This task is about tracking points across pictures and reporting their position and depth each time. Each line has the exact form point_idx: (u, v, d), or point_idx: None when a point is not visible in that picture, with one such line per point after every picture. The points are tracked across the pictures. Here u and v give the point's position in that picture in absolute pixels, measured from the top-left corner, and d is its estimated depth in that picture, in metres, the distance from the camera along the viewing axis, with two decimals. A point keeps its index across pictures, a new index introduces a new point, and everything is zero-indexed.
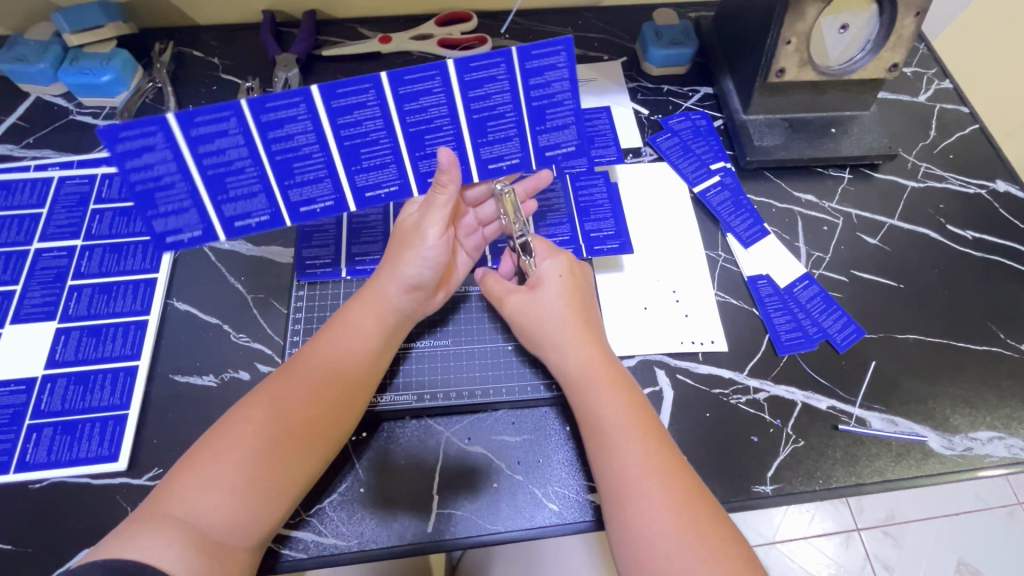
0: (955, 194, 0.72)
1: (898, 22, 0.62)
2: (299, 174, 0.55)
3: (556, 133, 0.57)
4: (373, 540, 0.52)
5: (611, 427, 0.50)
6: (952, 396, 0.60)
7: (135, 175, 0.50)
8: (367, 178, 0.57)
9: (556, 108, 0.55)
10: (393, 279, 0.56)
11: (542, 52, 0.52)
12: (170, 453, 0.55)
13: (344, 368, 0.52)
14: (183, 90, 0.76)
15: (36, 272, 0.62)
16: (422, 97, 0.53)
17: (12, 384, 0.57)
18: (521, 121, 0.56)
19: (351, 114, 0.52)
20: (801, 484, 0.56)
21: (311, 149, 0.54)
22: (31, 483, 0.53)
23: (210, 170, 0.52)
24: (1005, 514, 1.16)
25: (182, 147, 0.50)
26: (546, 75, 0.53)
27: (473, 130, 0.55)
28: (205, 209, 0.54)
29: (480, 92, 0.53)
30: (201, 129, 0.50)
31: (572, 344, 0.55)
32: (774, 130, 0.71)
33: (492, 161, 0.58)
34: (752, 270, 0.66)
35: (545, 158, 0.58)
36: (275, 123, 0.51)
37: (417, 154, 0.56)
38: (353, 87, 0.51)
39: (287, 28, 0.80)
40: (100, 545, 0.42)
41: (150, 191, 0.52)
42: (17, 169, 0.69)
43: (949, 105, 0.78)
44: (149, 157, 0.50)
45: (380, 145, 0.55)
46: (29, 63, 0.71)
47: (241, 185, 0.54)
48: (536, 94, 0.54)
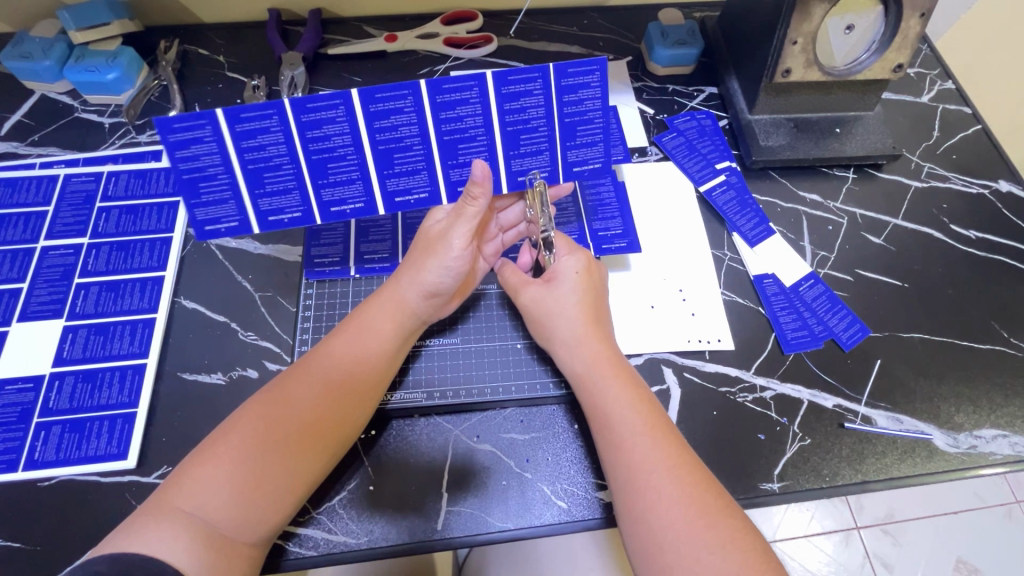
0: (958, 195, 0.72)
1: (904, 23, 0.62)
2: (333, 175, 0.55)
3: (585, 150, 0.58)
4: (383, 537, 0.53)
5: (619, 422, 0.50)
6: (956, 394, 0.61)
7: (182, 164, 0.51)
8: (399, 183, 0.57)
9: (586, 125, 0.57)
10: (414, 285, 0.56)
11: (577, 71, 0.54)
12: (178, 450, 0.55)
13: (361, 369, 0.52)
14: (189, 88, 0.76)
15: (43, 270, 0.62)
16: (459, 106, 0.54)
17: (19, 382, 0.57)
18: (553, 137, 0.57)
19: (388, 119, 0.53)
20: (807, 482, 0.56)
21: (346, 150, 0.54)
22: (39, 481, 0.53)
23: (250, 165, 0.53)
24: (1003, 512, 1.17)
25: (225, 140, 0.51)
26: (580, 93, 0.55)
27: (506, 142, 0.56)
28: (243, 203, 0.54)
29: (515, 105, 0.55)
30: (245, 125, 0.51)
31: (581, 341, 0.55)
32: (779, 129, 0.72)
33: (521, 174, 0.59)
34: (758, 269, 0.66)
35: (572, 173, 0.60)
36: (314, 123, 0.52)
37: (451, 162, 0.57)
38: (393, 92, 0.52)
39: (292, 27, 0.80)
40: (106, 540, 0.42)
41: (194, 180, 0.52)
42: (22, 167, 0.68)
43: (952, 105, 0.78)
44: (196, 148, 0.50)
45: (413, 151, 0.55)
46: (34, 60, 0.71)
47: (278, 181, 0.54)
48: (569, 110, 0.56)
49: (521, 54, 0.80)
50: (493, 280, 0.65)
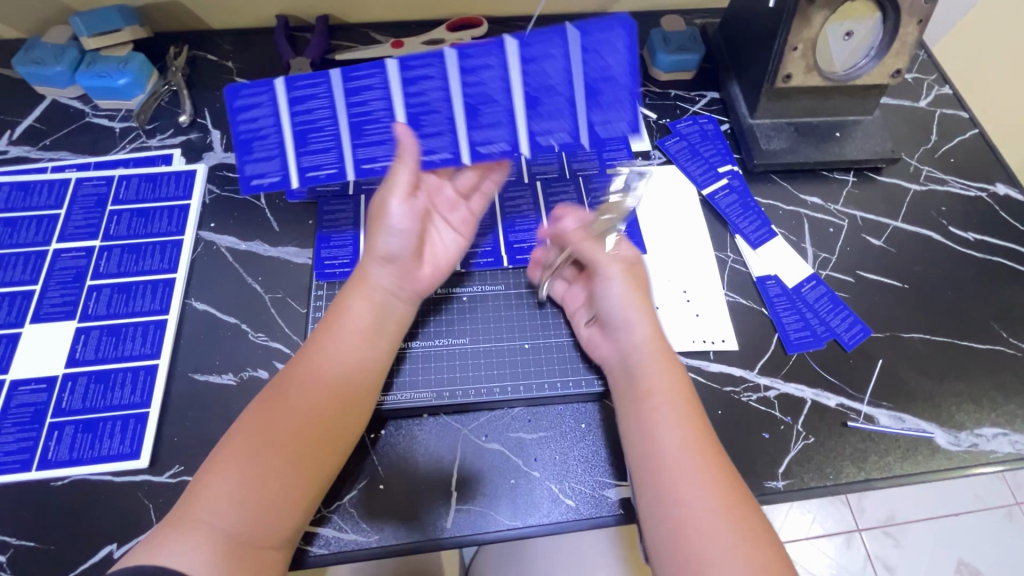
0: (957, 197, 0.73)
1: (902, 29, 0.64)
2: (314, 143, 0.59)
3: (550, 122, 0.60)
4: (394, 536, 0.53)
5: (659, 404, 0.51)
6: (957, 392, 0.62)
7: (242, 126, 0.58)
8: (366, 152, 0.60)
9: (551, 96, 0.58)
10: (372, 256, 0.56)
11: (597, 32, 0.56)
12: (190, 450, 0.56)
13: (353, 363, 0.52)
14: (198, 93, 0.77)
15: (55, 273, 0.63)
16: (481, 69, 0.57)
17: (33, 382, 0.57)
18: (574, 99, 0.59)
19: (359, 95, 0.57)
20: (812, 480, 0.57)
21: (325, 121, 0.59)
22: (53, 481, 0.54)
23: (298, 126, 0.59)
24: (1003, 514, 1.17)
25: (281, 104, 0.58)
26: (604, 55, 0.57)
27: (527, 105, 0.59)
28: (288, 160, 0.60)
29: (474, 78, 0.57)
30: (296, 91, 0.57)
31: (640, 326, 0.55)
32: (780, 133, 0.73)
33: (541, 135, 0.60)
34: (761, 271, 0.67)
35: (537, 144, 0.60)
36: (300, 99, 0.58)
37: (473, 124, 0.59)
38: (365, 71, 0.57)
39: (300, 33, 0.81)
40: (132, 550, 0.43)
41: (249, 140, 0.59)
42: (34, 171, 0.69)
43: (950, 110, 0.80)
44: (255, 111, 0.58)
45: (383, 124, 0.59)
46: (46, 66, 0.72)
47: (320, 141, 0.59)
48: (593, 71, 0.57)
49: None
50: (500, 282, 0.66)
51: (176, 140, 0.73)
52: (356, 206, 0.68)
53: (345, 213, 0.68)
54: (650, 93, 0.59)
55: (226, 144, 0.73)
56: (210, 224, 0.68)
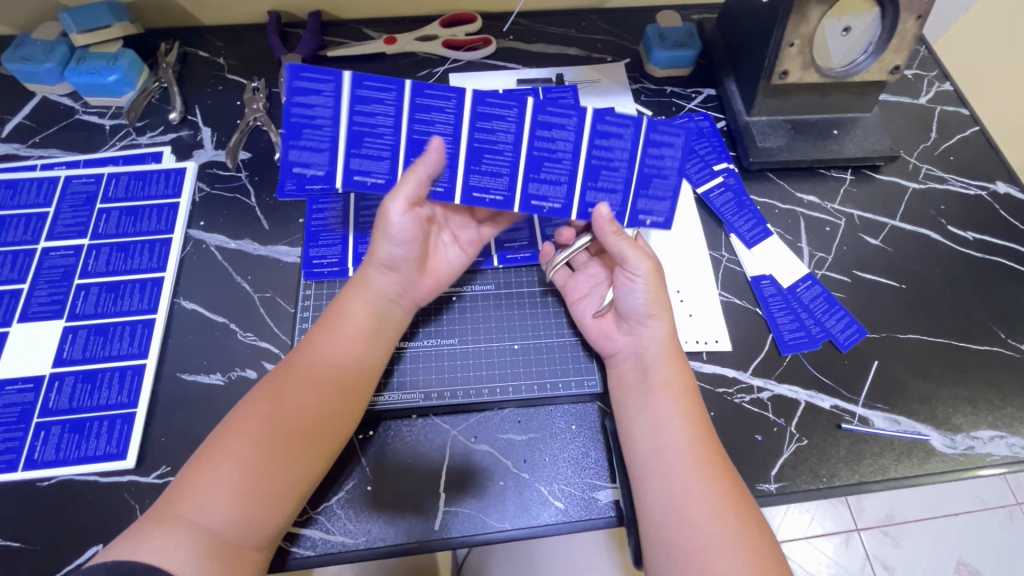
0: (956, 196, 0.72)
1: (901, 24, 0.62)
2: (368, 148, 0.55)
3: (546, 186, 0.58)
4: (381, 538, 0.53)
5: (660, 407, 0.52)
6: (953, 394, 0.61)
7: (295, 110, 0.54)
8: (361, 164, 0.56)
9: (552, 163, 0.57)
10: (374, 261, 0.56)
11: (614, 120, 0.57)
12: (177, 451, 0.56)
13: (343, 363, 0.52)
14: (189, 90, 0.76)
15: (43, 271, 0.63)
16: (494, 119, 0.55)
17: (20, 382, 0.57)
18: (573, 172, 0.58)
19: (427, 113, 0.54)
20: (805, 483, 0.56)
21: (386, 130, 0.55)
22: (39, 481, 0.53)
23: (355, 127, 0.54)
24: (1004, 514, 1.16)
25: (343, 98, 0.54)
26: (612, 140, 0.57)
27: (529, 165, 0.57)
28: (336, 156, 0.55)
29: (487, 124, 0.55)
30: (302, 83, 0.53)
31: (658, 325, 0.56)
32: (777, 131, 0.72)
33: (534, 198, 0.58)
34: (756, 271, 0.66)
35: (529, 206, 0.58)
36: (366, 100, 0.54)
37: (473, 168, 0.57)
38: (440, 92, 0.54)
39: (293, 29, 0.80)
40: (111, 547, 0.42)
41: (299, 126, 0.54)
42: (24, 168, 0.69)
43: (950, 107, 0.78)
44: (314, 99, 0.53)
45: (442, 145, 0.56)
46: (36, 62, 0.71)
47: (314, 139, 0.55)
48: (598, 153, 0.57)
49: (520, 55, 0.80)
50: (490, 281, 0.65)
51: (166, 137, 0.73)
52: (346, 204, 0.67)
53: (335, 212, 0.67)
54: (648, 186, 0.60)
55: (217, 142, 0.72)
56: (199, 223, 0.67)
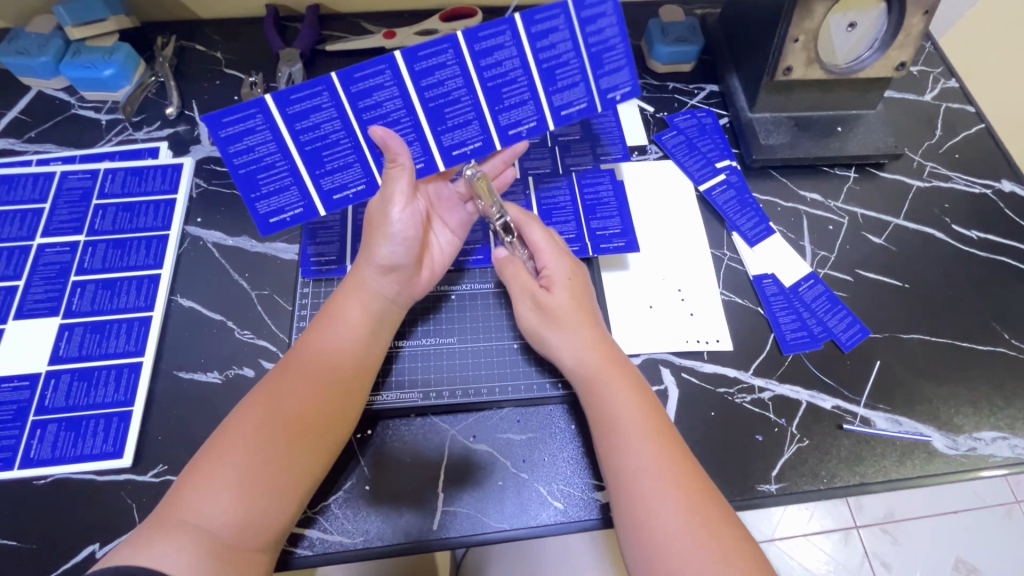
0: (961, 194, 0.71)
1: (907, 20, 0.62)
2: (330, 163, 0.57)
3: (516, 111, 0.59)
4: (379, 537, 0.53)
5: (626, 428, 0.50)
6: (955, 395, 0.60)
7: (238, 159, 0.54)
8: (333, 181, 0.58)
9: (510, 86, 0.57)
10: (370, 263, 0.55)
11: (543, 16, 0.54)
12: (174, 449, 0.55)
13: (337, 363, 0.52)
14: (186, 84, 0.75)
15: (39, 268, 0.62)
16: (437, 70, 0.55)
17: (15, 379, 0.57)
18: (531, 89, 0.58)
19: (370, 97, 0.55)
20: (806, 484, 0.56)
21: (337, 135, 0.56)
22: (35, 479, 0.53)
23: (306, 146, 0.55)
24: (1003, 512, 1.16)
25: (278, 124, 0.54)
26: (551, 37, 0.56)
27: (489, 99, 0.58)
28: (304, 185, 0.57)
29: (431, 79, 0.55)
30: (227, 129, 0.53)
31: (577, 336, 0.55)
32: (780, 128, 0.71)
33: (510, 127, 0.60)
34: (758, 270, 0.65)
35: (507, 137, 0.60)
36: (301, 114, 0.54)
37: (441, 128, 0.58)
38: (371, 70, 0.54)
39: (290, 23, 0.79)
40: (112, 553, 0.42)
41: (252, 173, 0.55)
42: (19, 164, 0.68)
43: (956, 104, 0.78)
44: (250, 139, 0.54)
45: (403, 122, 0.57)
46: (30, 56, 0.70)
47: (273, 180, 0.56)
48: (543, 56, 0.56)
49: None
50: (490, 279, 0.65)
51: (163, 133, 0.72)
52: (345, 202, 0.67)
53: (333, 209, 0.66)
54: (601, 65, 0.58)
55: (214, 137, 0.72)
56: (196, 219, 0.67)
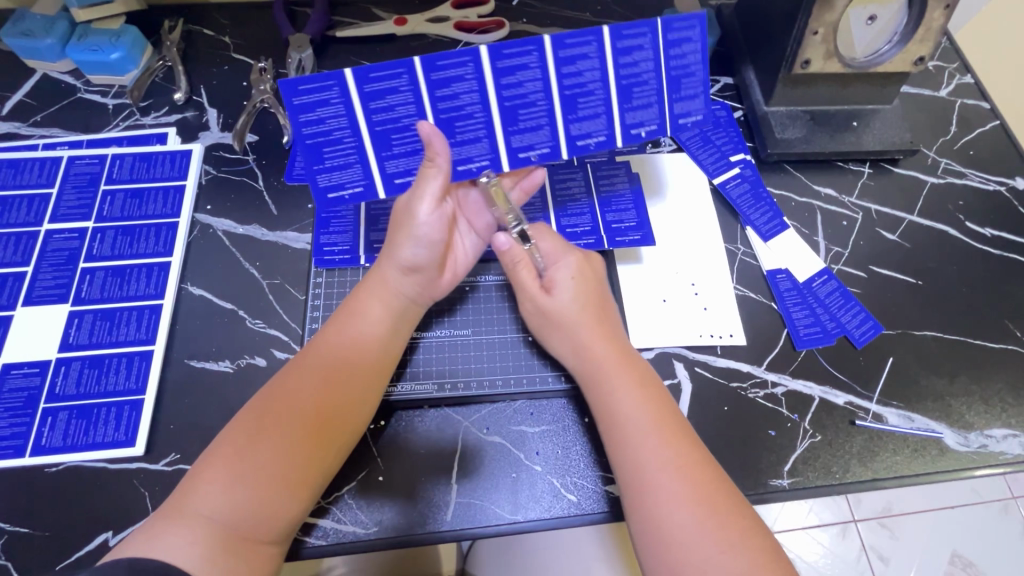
0: (975, 191, 0.71)
1: (928, 14, 0.61)
2: (397, 146, 0.55)
3: (587, 123, 0.56)
4: (392, 528, 0.53)
5: (630, 423, 0.49)
6: (967, 392, 0.60)
7: (307, 129, 0.53)
8: (397, 164, 0.56)
9: (586, 97, 0.55)
10: (392, 262, 0.55)
11: (632, 32, 0.53)
12: (186, 438, 0.55)
13: (359, 358, 0.52)
14: (194, 69, 0.74)
15: (47, 254, 0.61)
16: (518, 71, 0.53)
17: (25, 366, 0.56)
18: (607, 104, 0.56)
19: (449, 87, 0.53)
20: (818, 479, 0.56)
21: (409, 119, 0.54)
22: (47, 467, 0.53)
23: (377, 127, 0.54)
24: (999, 508, 1.17)
25: (353, 100, 0.53)
26: (635, 55, 0.54)
27: (564, 107, 0.55)
28: (368, 165, 0.56)
29: (511, 79, 0.54)
30: (303, 97, 0.52)
31: (584, 336, 0.54)
32: (796, 122, 0.70)
33: (580, 139, 0.57)
34: (772, 264, 0.65)
35: (574, 148, 0.57)
36: (378, 93, 0.53)
37: (512, 129, 0.56)
38: (454, 59, 0.52)
39: (300, 8, 0.78)
40: (125, 543, 0.42)
41: (318, 145, 0.54)
42: (25, 148, 0.67)
43: (971, 100, 0.77)
44: (323, 111, 0.53)
45: (476, 118, 0.55)
46: (36, 38, 0.69)
47: (337, 155, 0.55)
48: (625, 72, 0.54)
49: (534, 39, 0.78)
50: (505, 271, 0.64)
51: (171, 118, 0.71)
52: None
53: None
54: (680, 86, 0.55)
55: (223, 124, 0.71)
56: (206, 207, 0.66)
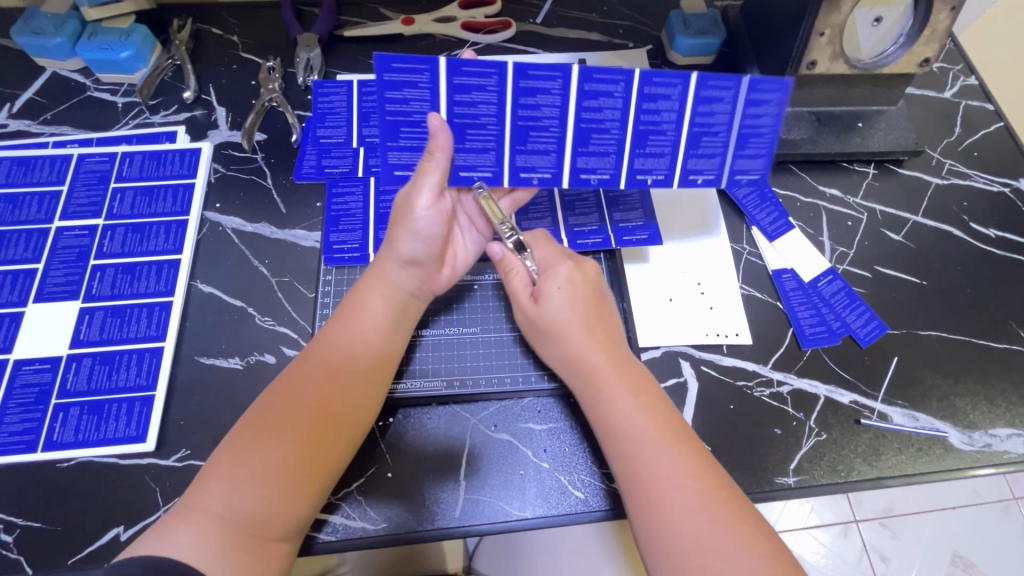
0: (979, 192, 0.72)
1: (933, 16, 0.61)
2: (470, 141, 0.56)
3: (651, 159, 0.58)
4: (401, 524, 0.53)
5: (631, 433, 0.50)
6: (972, 392, 0.61)
7: (390, 106, 0.53)
8: (465, 158, 0.57)
9: (658, 135, 0.57)
10: (392, 256, 0.55)
11: (716, 84, 0.54)
12: (197, 434, 0.55)
13: (358, 351, 0.52)
14: (203, 68, 0.74)
15: (58, 251, 0.62)
16: (602, 96, 0.54)
17: (36, 362, 0.56)
18: (675, 143, 0.57)
19: (533, 97, 0.54)
20: (823, 477, 0.56)
21: (488, 119, 0.55)
22: (58, 462, 0.53)
23: (456, 118, 0.54)
24: (1000, 509, 1.17)
25: (440, 88, 0.52)
26: (714, 106, 0.55)
27: (635, 140, 0.57)
28: None
29: (593, 103, 0.54)
30: (393, 75, 0.51)
31: (579, 340, 0.55)
32: (801, 123, 0.71)
33: (640, 173, 0.59)
34: (777, 264, 0.66)
35: (635, 180, 0.60)
36: (465, 87, 0.53)
37: (581, 150, 0.57)
38: (546, 72, 0.52)
39: (307, 7, 0.78)
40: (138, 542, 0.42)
41: (396, 123, 0.54)
42: (35, 146, 0.68)
43: (975, 101, 0.77)
44: (409, 92, 0.52)
45: (551, 131, 0.56)
46: (46, 36, 0.70)
47: (412, 135, 0.55)
48: (699, 120, 0.56)
49: (540, 39, 0.79)
50: None
51: (180, 117, 0.71)
52: (366, 190, 0.66)
53: (354, 196, 0.66)
54: (745, 146, 0.57)
55: (232, 123, 0.71)
56: (215, 204, 0.66)
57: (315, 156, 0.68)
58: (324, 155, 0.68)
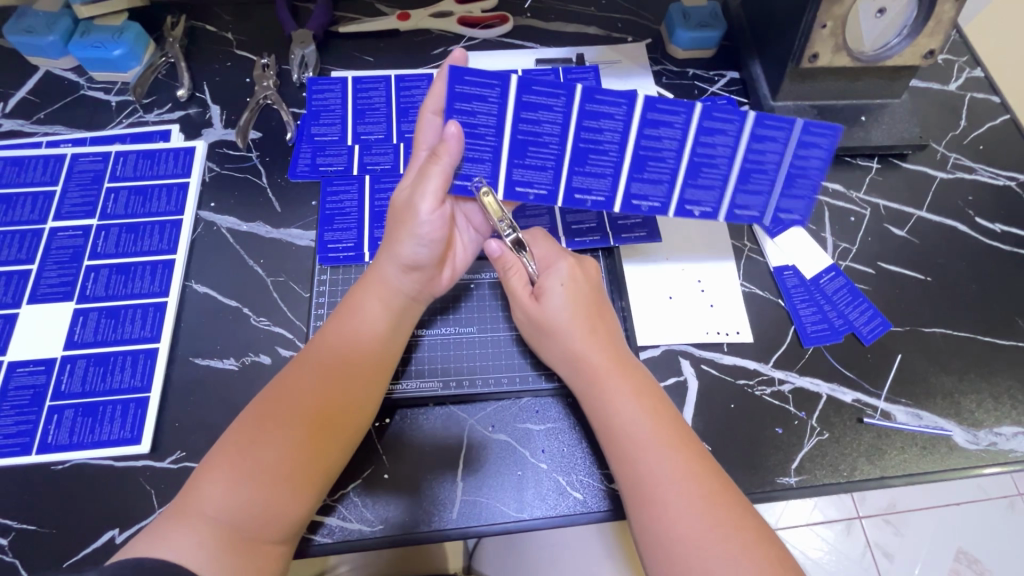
0: (985, 186, 0.70)
1: (937, 7, 0.60)
2: (530, 157, 0.57)
3: (701, 192, 0.59)
4: (397, 525, 0.53)
5: (631, 435, 0.49)
6: (976, 389, 0.60)
7: (458, 115, 0.55)
8: (523, 174, 0.58)
9: (709, 168, 0.58)
10: (393, 260, 0.54)
11: (772, 124, 0.56)
12: (192, 435, 0.55)
13: (354, 351, 0.52)
14: (197, 66, 0.74)
15: (52, 252, 0.61)
16: (662, 126, 0.56)
17: (31, 364, 0.56)
18: (724, 177, 0.58)
19: (596, 121, 0.56)
20: (825, 477, 0.56)
21: (550, 138, 0.57)
22: (53, 465, 0.53)
23: (519, 135, 0.56)
24: (1005, 504, 1.16)
25: (507, 104, 0.55)
26: (765, 144, 0.56)
27: (687, 172, 0.58)
28: (500, 165, 0.57)
29: (653, 132, 0.57)
30: (464, 87, 0.54)
31: (578, 336, 0.54)
32: (803, 117, 0.69)
33: (689, 204, 0.60)
34: (779, 261, 0.65)
35: (682, 211, 0.60)
36: (533, 105, 0.55)
37: (636, 176, 0.59)
38: (612, 98, 0.55)
39: (302, 3, 0.78)
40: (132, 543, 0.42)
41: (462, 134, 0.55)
42: (28, 146, 0.67)
43: (981, 94, 0.76)
44: (477, 105, 0.54)
45: (608, 155, 0.58)
46: (39, 35, 0.69)
47: (475, 149, 0.56)
48: (751, 157, 0.57)
49: (537, 34, 0.78)
50: None
51: (174, 115, 0.71)
52: (360, 188, 0.66)
53: (349, 195, 0.65)
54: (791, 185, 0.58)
55: (226, 121, 0.70)
56: (210, 204, 0.66)
57: (310, 153, 0.67)
58: (320, 152, 0.67)
